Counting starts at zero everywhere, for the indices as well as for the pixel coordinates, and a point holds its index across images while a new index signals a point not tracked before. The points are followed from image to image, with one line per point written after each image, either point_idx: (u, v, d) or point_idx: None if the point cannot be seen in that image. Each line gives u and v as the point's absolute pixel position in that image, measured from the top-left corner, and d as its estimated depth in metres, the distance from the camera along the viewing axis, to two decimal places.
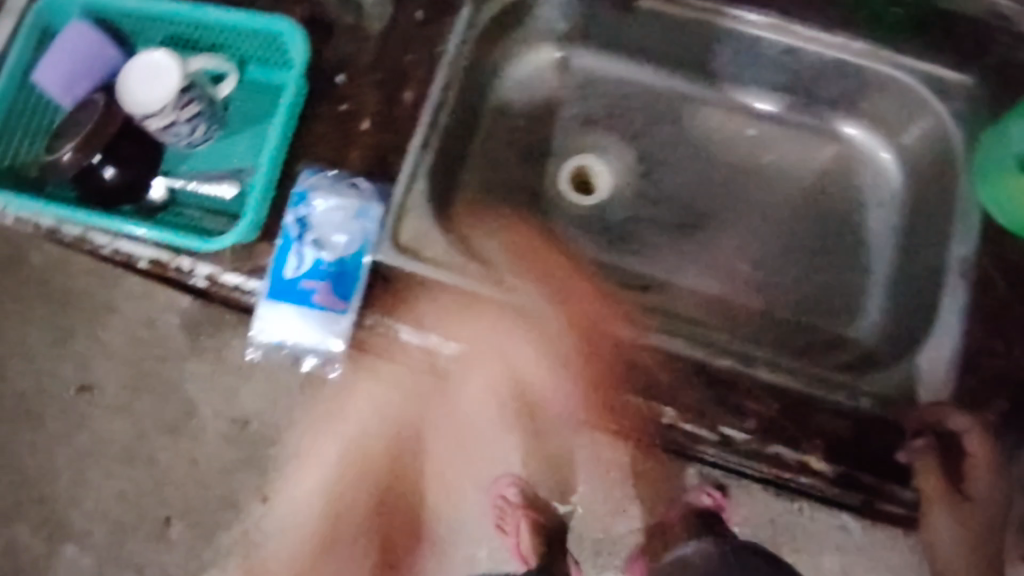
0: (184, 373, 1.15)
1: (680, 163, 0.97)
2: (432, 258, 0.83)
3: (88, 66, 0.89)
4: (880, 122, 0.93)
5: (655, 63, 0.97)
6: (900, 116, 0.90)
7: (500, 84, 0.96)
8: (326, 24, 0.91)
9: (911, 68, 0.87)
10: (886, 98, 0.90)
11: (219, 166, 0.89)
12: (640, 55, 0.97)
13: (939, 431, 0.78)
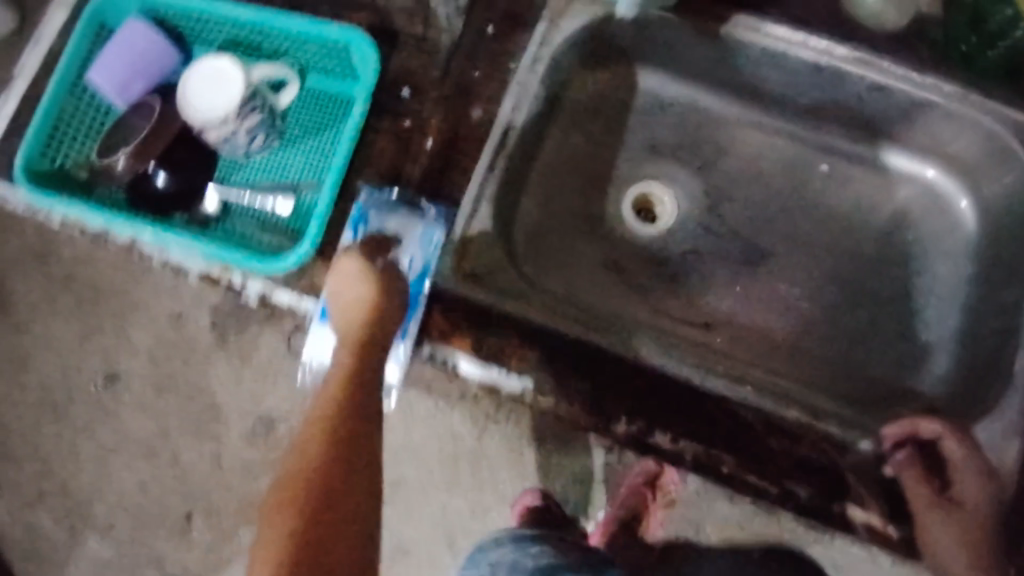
0: (210, 376, 1.12)
1: (749, 198, 0.94)
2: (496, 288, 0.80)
3: (144, 68, 0.88)
4: (961, 169, 0.90)
5: (728, 92, 0.94)
6: (988, 166, 0.86)
7: (566, 106, 0.92)
8: (394, 37, 0.88)
9: (1003, 116, 0.81)
10: (974, 144, 0.86)
11: (277, 178, 0.87)
12: (711, 83, 0.93)
13: (919, 441, 0.78)
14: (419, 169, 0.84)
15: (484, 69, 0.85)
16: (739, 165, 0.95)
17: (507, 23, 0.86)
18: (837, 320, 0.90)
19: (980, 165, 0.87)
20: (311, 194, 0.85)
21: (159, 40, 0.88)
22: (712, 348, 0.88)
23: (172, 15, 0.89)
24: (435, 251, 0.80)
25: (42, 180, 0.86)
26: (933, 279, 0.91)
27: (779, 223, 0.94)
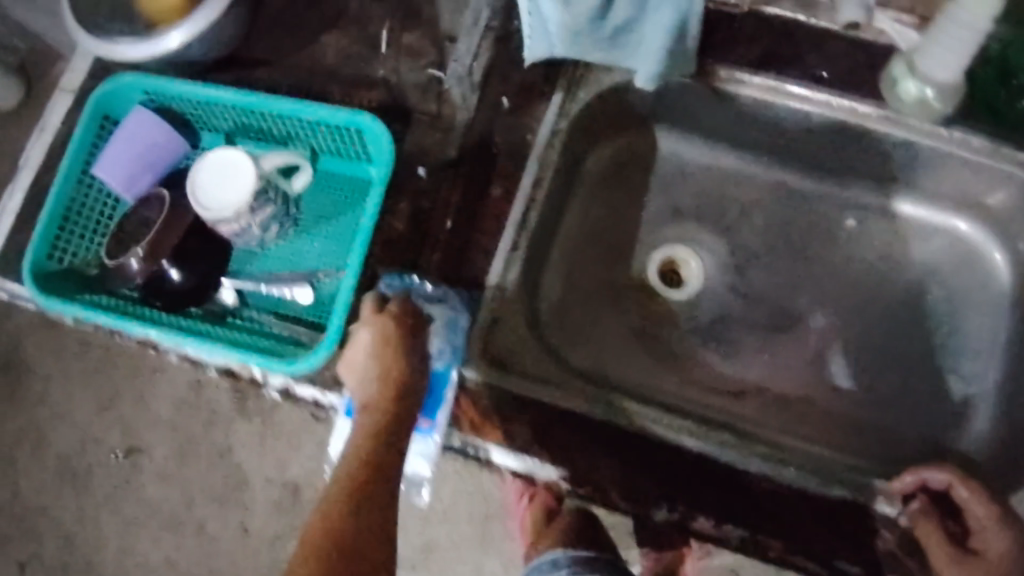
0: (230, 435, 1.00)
1: (777, 258, 0.92)
2: (522, 372, 0.79)
3: (152, 160, 0.87)
4: (996, 223, 0.87)
5: (748, 150, 0.92)
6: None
7: (585, 173, 0.91)
8: (407, 114, 0.86)
9: None
10: (1010, 196, 0.83)
11: (293, 265, 0.85)
12: (731, 143, 0.91)
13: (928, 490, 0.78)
14: (439, 251, 0.81)
15: (501, 143, 0.83)
16: (763, 226, 0.93)
17: (522, 94, 0.84)
18: (875, 384, 0.88)
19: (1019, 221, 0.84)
20: (328, 282, 0.83)
21: (166, 132, 0.87)
22: (748, 421, 0.85)
23: (179, 104, 0.88)
24: (461, 341, 0.78)
25: (49, 282, 0.84)
26: (974, 337, 0.88)
27: (809, 283, 0.91)
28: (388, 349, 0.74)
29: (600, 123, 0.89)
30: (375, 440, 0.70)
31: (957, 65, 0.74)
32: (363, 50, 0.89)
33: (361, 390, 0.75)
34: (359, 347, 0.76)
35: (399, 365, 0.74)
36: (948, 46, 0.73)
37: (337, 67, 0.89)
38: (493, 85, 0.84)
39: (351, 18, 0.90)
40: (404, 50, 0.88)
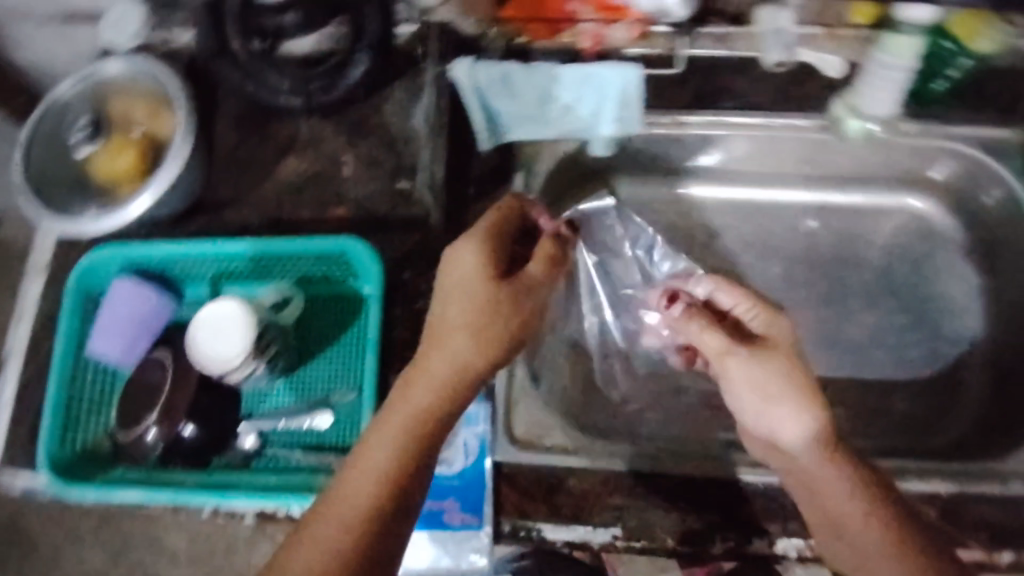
0: None
1: (757, 268, 0.95)
2: (556, 446, 0.81)
3: (144, 325, 0.88)
4: (943, 194, 0.96)
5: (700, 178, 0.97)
6: (971, 186, 0.93)
7: None
8: (378, 221, 0.88)
9: (966, 137, 0.90)
10: (952, 168, 0.93)
11: (306, 396, 0.86)
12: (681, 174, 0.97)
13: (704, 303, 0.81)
14: None
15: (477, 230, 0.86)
16: (731, 244, 0.96)
17: (486, 178, 0.88)
18: (882, 369, 0.91)
19: (965, 184, 0.93)
20: (345, 404, 0.84)
21: (151, 295, 0.88)
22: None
23: (158, 263, 0.90)
24: (485, 428, 0.80)
25: (68, 467, 0.84)
26: (950, 298, 0.94)
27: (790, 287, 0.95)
28: (496, 294, 0.70)
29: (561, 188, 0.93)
30: (454, 392, 0.67)
31: (894, 101, 0.82)
32: (322, 170, 0.91)
33: (458, 310, 0.69)
34: (459, 267, 0.70)
35: (510, 316, 0.70)
36: (879, 87, 0.81)
37: (299, 190, 0.91)
38: (457, 176, 0.87)
39: (303, 142, 0.93)
40: (362, 161, 0.90)
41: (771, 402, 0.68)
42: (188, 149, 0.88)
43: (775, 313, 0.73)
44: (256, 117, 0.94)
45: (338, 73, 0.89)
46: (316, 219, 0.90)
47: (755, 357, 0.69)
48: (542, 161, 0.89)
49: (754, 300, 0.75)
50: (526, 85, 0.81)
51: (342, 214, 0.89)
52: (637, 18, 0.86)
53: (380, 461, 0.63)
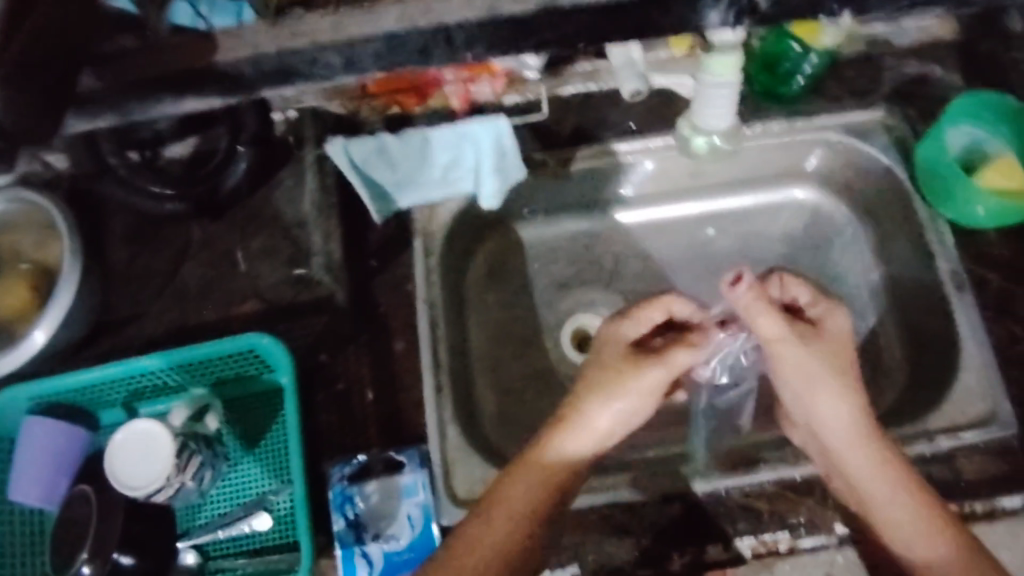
0: None
1: (669, 283, 0.97)
2: None
3: (58, 460, 0.84)
4: (823, 181, 0.99)
5: (595, 209, 0.98)
6: (845, 170, 0.97)
7: (470, 288, 0.94)
8: (285, 310, 0.87)
9: (832, 125, 0.95)
10: (828, 156, 0.97)
11: (240, 500, 0.84)
12: (577, 210, 0.98)
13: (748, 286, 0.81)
14: (374, 421, 0.83)
15: (387, 299, 0.87)
16: (640, 265, 0.98)
17: (386, 249, 0.89)
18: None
19: (833, 169, 0.98)
20: (281, 500, 0.83)
21: (62, 430, 0.84)
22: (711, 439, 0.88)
23: (63, 395, 0.86)
24: (426, 495, 0.79)
25: None
26: (852, 277, 0.97)
27: (701, 293, 0.97)
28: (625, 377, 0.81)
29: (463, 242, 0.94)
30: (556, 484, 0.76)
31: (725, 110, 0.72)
32: (222, 268, 0.90)
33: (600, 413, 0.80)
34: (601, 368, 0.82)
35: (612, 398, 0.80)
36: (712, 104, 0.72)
37: (202, 292, 0.90)
38: (356, 250, 0.89)
39: (197, 245, 0.91)
40: (260, 253, 0.90)
41: (816, 394, 0.78)
42: (76, 276, 0.86)
43: (830, 304, 0.83)
44: (147, 228, 0.93)
45: (221, 169, 0.89)
46: (221, 319, 0.88)
47: (806, 348, 0.79)
48: (436, 218, 0.88)
49: (816, 293, 0.83)
50: (403, 153, 0.81)
51: (248, 309, 0.88)
52: (500, 73, 0.90)
53: (483, 536, 0.73)
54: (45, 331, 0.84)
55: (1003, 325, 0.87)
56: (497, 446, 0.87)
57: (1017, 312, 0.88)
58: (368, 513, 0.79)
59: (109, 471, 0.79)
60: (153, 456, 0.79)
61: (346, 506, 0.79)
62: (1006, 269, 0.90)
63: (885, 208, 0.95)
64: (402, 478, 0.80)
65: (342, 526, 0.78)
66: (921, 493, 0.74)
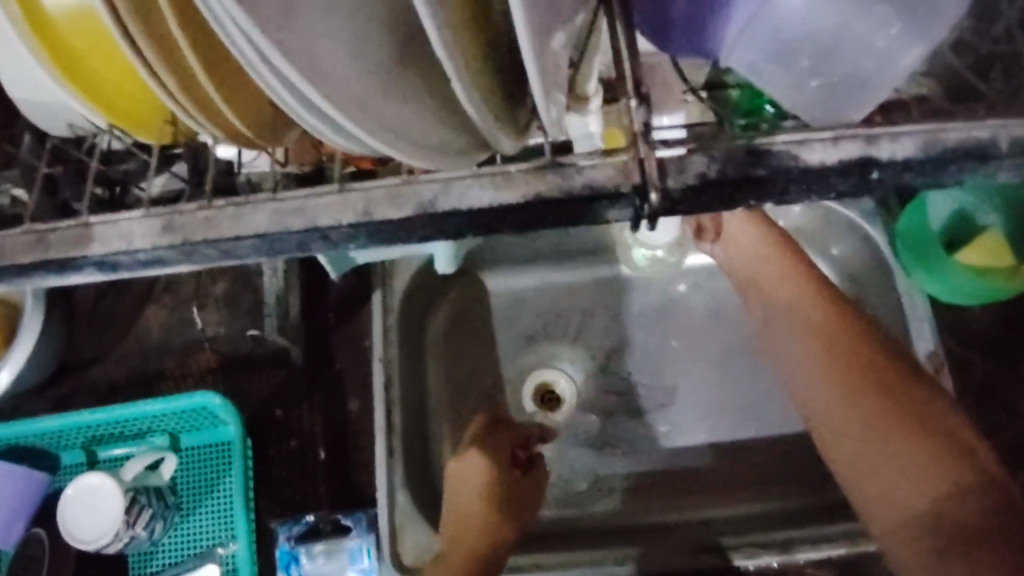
0: None
1: (636, 341, 0.89)
2: None
3: (16, 505, 0.81)
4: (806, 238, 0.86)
5: (572, 259, 0.90)
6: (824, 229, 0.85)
7: (428, 335, 0.89)
8: (242, 363, 0.87)
9: None
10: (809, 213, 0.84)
11: (192, 551, 0.85)
12: (554, 258, 0.90)
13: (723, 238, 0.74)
14: (325, 480, 0.85)
15: (343, 357, 0.89)
16: (614, 322, 0.89)
17: (344, 305, 0.91)
18: (763, 430, 0.85)
19: (813, 229, 0.85)
20: (229, 555, 0.83)
21: (21, 474, 0.81)
22: (680, 507, 0.83)
23: (26, 438, 0.85)
24: (371, 561, 0.80)
25: None
26: None
27: (667, 352, 0.88)
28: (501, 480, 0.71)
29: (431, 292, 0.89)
30: None
31: None
32: (186, 316, 0.90)
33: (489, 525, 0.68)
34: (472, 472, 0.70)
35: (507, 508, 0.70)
36: None
37: (165, 339, 0.89)
38: (314, 305, 0.90)
39: (159, 287, 0.91)
40: (223, 301, 0.89)
41: (777, 256, 0.71)
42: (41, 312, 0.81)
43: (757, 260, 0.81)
44: None
45: None
46: (179, 368, 0.88)
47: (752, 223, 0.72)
48: (396, 273, 0.84)
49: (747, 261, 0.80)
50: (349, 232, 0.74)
51: (206, 361, 0.88)
52: None
53: None
54: (9, 371, 0.79)
55: (984, 410, 0.84)
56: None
57: (999, 397, 0.84)
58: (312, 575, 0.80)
59: (62, 517, 0.78)
60: (104, 508, 0.78)
61: (291, 568, 0.80)
62: (995, 350, 0.85)
63: (871, 278, 0.83)
64: (349, 542, 0.81)
65: None
66: (880, 355, 0.61)
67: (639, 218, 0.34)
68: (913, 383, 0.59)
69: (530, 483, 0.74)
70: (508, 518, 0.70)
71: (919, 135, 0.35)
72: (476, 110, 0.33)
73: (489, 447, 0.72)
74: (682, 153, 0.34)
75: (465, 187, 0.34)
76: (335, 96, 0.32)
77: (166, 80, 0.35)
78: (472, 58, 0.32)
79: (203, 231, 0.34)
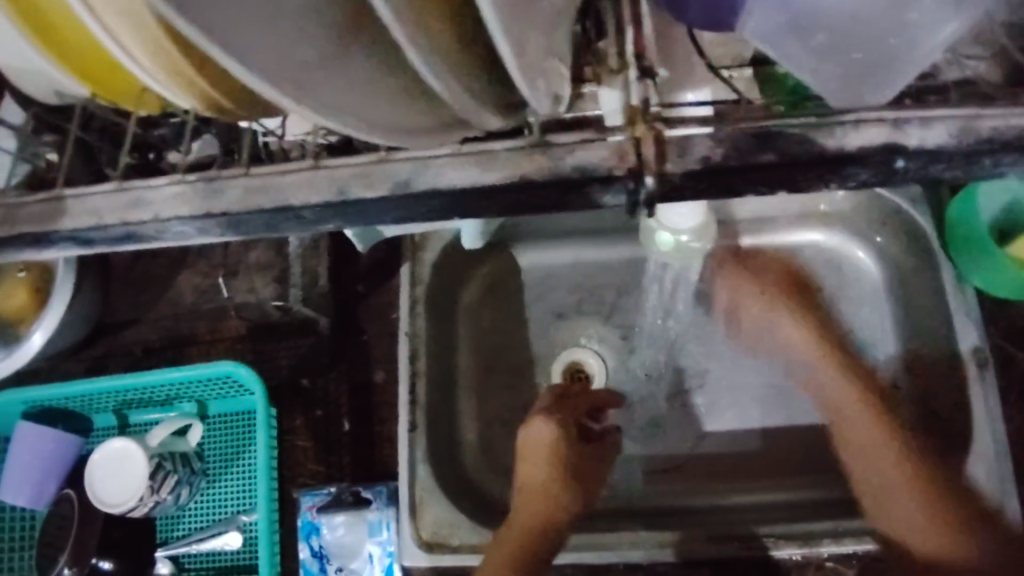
0: None
1: (673, 322, 0.85)
2: (463, 545, 0.74)
3: (47, 466, 0.83)
4: (850, 224, 0.82)
5: (606, 236, 0.87)
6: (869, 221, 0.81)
7: (462, 309, 0.87)
8: (271, 332, 0.87)
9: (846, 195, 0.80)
10: (850, 201, 0.81)
11: (216, 517, 0.86)
12: (588, 236, 0.87)
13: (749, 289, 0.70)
14: (347, 451, 0.84)
15: (370, 328, 0.87)
16: (646, 301, 0.86)
17: (372, 276, 0.88)
18: (796, 414, 0.81)
19: (856, 215, 0.82)
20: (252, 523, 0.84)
21: (51, 436, 0.83)
22: (709, 493, 0.81)
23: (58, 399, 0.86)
24: (390, 535, 0.81)
25: None
26: (865, 329, 0.82)
27: (707, 332, 0.84)
28: (563, 453, 0.67)
29: (462, 267, 0.87)
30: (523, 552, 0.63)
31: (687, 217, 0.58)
32: (216, 282, 0.88)
33: (554, 498, 0.66)
34: (534, 438, 0.67)
35: (572, 481, 0.67)
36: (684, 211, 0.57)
37: (196, 304, 0.88)
38: (342, 274, 0.88)
39: (193, 254, 0.90)
40: (254, 269, 0.88)
41: (773, 310, 0.77)
42: (72, 274, 0.80)
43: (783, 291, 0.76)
44: None
45: None
46: (208, 335, 0.88)
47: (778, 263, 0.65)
48: (427, 244, 0.82)
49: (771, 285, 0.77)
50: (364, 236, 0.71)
51: (236, 329, 0.87)
52: None
53: None
54: (43, 334, 0.79)
55: None
56: (476, 482, 0.83)
57: None
58: (333, 546, 0.81)
59: (88, 481, 0.79)
60: (127, 473, 0.79)
61: (312, 537, 0.81)
62: None
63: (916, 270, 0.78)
64: (369, 514, 0.81)
65: (307, 556, 0.81)
66: (924, 491, 0.68)
67: (634, 204, 0.33)
68: (930, 511, 0.68)
69: (599, 451, 0.71)
70: (573, 486, 0.67)
71: (954, 121, 0.33)
72: (437, 78, 0.30)
73: (551, 411, 0.69)
74: (684, 134, 0.32)
75: (440, 168, 0.34)
76: (270, 74, 0.28)
77: (135, 51, 0.34)
78: (438, 31, 0.30)
79: (171, 208, 0.34)
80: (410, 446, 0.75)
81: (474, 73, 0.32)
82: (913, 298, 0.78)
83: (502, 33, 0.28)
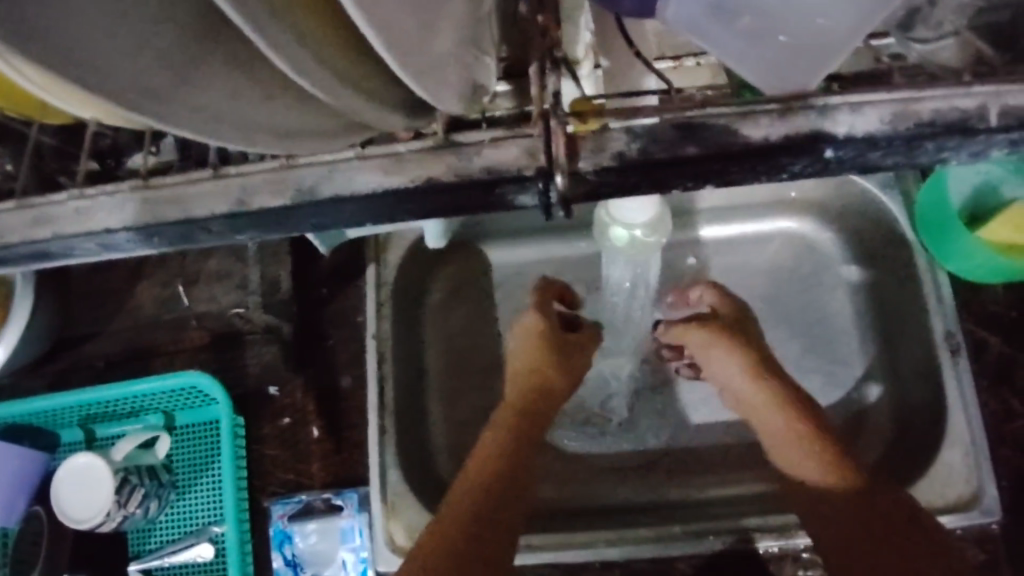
0: None
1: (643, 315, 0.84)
2: None
3: (15, 480, 0.81)
4: (818, 209, 0.81)
5: (572, 231, 0.86)
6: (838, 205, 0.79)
7: (431, 309, 0.86)
8: (236, 339, 0.86)
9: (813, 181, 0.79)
10: (818, 185, 0.80)
11: (186, 529, 0.84)
12: (554, 231, 0.86)
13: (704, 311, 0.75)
14: (317, 459, 0.82)
15: (334, 333, 0.85)
16: None
17: (336, 279, 0.87)
18: None
19: (824, 200, 0.80)
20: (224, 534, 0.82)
21: (15, 450, 0.81)
22: (689, 488, 0.78)
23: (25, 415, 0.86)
24: (362, 542, 0.80)
25: None
26: (841, 318, 0.80)
27: None
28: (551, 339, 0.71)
29: (428, 266, 0.85)
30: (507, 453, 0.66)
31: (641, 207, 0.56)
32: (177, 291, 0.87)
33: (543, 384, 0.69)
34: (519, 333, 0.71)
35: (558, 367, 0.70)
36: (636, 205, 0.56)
37: (157, 314, 0.87)
38: (307, 279, 0.87)
39: (152, 263, 0.88)
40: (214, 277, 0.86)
41: (710, 348, 0.70)
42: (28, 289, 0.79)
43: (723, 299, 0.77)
44: None
45: None
46: (173, 345, 0.87)
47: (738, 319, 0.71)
48: (391, 245, 0.81)
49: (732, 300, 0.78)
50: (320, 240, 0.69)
51: (201, 338, 0.86)
52: None
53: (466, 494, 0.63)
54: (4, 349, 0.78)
55: None
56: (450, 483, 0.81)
57: None
58: (306, 554, 0.81)
59: (54, 496, 0.77)
60: (94, 487, 0.77)
61: (286, 546, 0.81)
62: None
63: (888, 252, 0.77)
64: (342, 520, 0.81)
65: (280, 565, 0.80)
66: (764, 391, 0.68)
67: (549, 203, 0.34)
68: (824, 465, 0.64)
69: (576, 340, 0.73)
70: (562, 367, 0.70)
71: (887, 106, 0.33)
72: (306, 79, 0.29)
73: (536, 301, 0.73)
74: (599, 131, 0.33)
75: (351, 171, 0.35)
76: None
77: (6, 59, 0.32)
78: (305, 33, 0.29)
79: (71, 226, 0.37)
80: (379, 449, 0.74)
81: (364, 74, 0.33)
82: (886, 282, 0.77)
83: (368, 25, 0.26)
